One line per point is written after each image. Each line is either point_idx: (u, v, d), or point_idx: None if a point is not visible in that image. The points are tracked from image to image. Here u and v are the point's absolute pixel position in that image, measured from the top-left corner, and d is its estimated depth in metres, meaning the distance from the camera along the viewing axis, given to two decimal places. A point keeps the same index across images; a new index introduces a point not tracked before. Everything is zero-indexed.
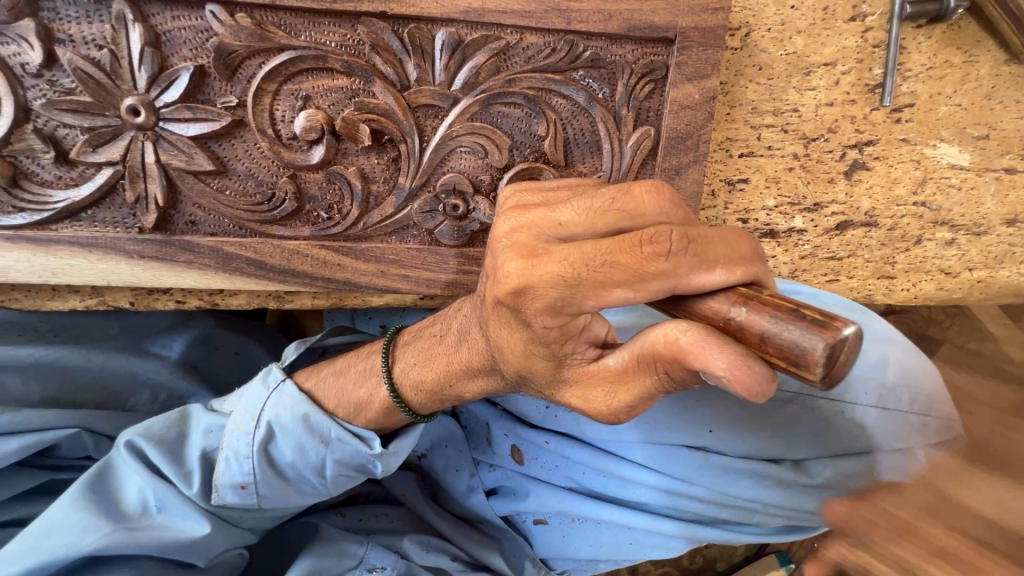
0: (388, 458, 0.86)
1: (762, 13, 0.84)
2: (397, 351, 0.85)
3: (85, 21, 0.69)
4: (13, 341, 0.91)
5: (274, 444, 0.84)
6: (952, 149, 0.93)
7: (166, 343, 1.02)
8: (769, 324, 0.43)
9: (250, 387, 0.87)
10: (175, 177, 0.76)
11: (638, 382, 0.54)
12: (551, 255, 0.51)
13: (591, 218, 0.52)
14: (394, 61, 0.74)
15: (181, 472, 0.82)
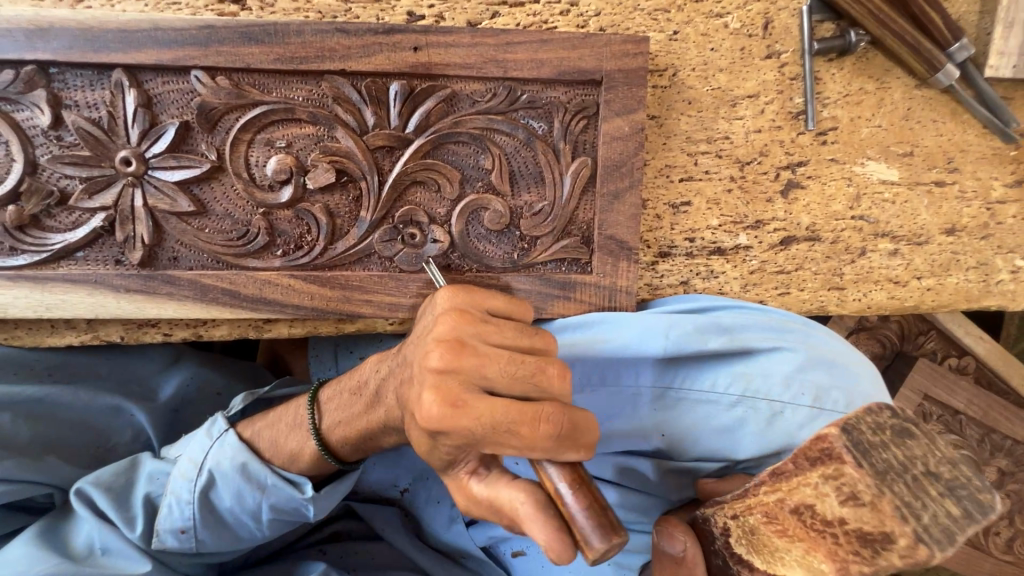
0: (320, 502, 0.92)
1: (685, 55, 0.93)
2: (323, 405, 0.91)
3: (89, 88, 0.81)
4: (10, 379, 0.94)
5: (214, 491, 0.90)
6: (880, 165, 0.99)
7: (159, 383, 1.07)
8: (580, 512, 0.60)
9: (195, 437, 0.94)
10: (160, 219, 0.85)
11: (496, 431, 0.64)
12: (458, 433, 0.64)
13: (493, 393, 0.66)
14: (354, 110, 0.85)
15: (125, 516, 0.90)
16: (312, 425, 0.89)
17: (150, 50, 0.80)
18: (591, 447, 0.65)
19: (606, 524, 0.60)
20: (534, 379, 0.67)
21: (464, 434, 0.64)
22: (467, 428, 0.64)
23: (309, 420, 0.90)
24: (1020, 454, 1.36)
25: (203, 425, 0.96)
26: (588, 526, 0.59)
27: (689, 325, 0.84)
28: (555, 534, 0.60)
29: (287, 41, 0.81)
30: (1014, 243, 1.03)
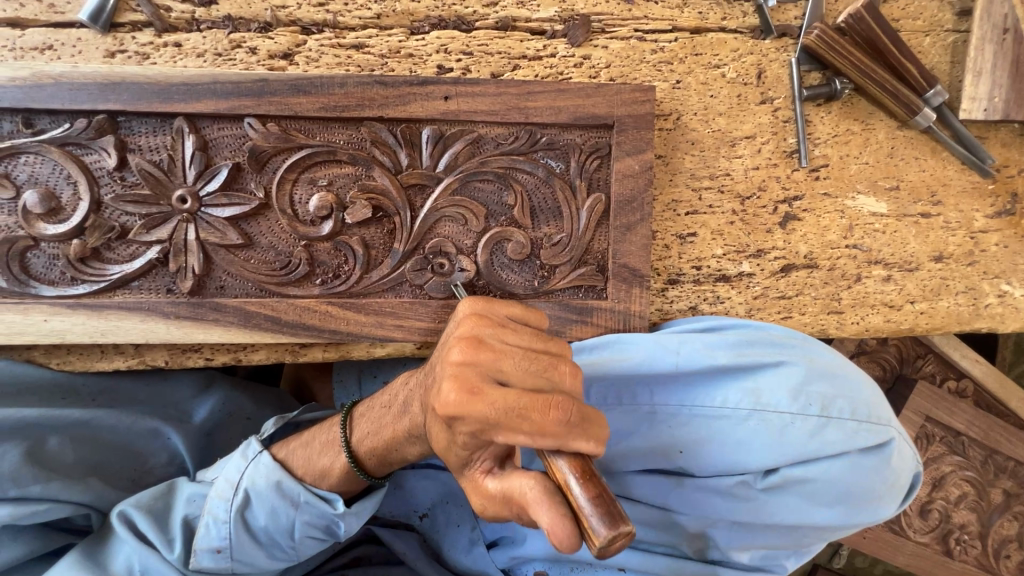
0: (350, 519, 0.97)
1: (688, 102, 1.03)
2: (354, 420, 0.96)
3: (152, 134, 0.90)
4: (59, 404, 1.00)
5: (250, 510, 0.94)
6: (869, 199, 1.08)
7: (193, 408, 1.13)
8: (584, 500, 0.61)
9: (231, 459, 0.98)
10: (211, 252, 0.92)
11: (507, 419, 0.66)
12: (472, 417, 0.67)
13: (507, 382, 0.70)
14: (389, 151, 0.94)
15: (164, 538, 0.93)
16: (343, 438, 0.94)
17: (209, 100, 0.89)
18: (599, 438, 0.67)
19: (613, 512, 0.59)
20: (546, 373, 0.71)
21: (478, 425, 0.67)
22: (481, 416, 0.67)
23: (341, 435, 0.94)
24: (1023, 475, 1.40)
25: (238, 449, 1.01)
26: (593, 513, 0.59)
27: (695, 341, 0.90)
28: (562, 519, 0.60)
29: (332, 92, 0.91)
30: (998, 269, 1.10)
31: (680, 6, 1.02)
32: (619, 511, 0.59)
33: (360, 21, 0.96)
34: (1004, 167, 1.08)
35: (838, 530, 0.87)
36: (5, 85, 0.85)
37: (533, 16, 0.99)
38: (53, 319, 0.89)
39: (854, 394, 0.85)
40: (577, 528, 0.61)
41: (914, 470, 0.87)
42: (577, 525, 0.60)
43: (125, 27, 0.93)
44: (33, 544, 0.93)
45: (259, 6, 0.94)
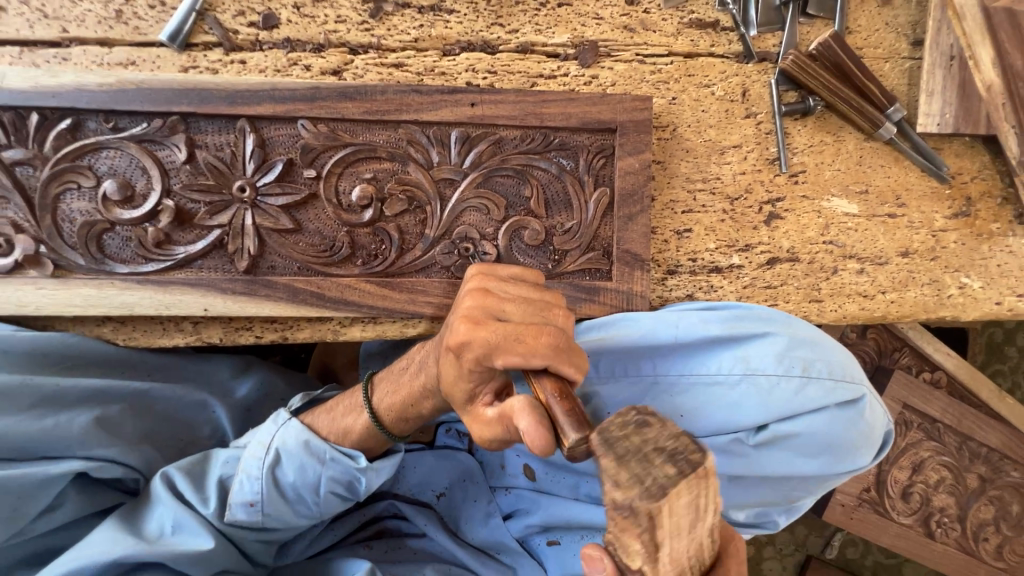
0: (371, 474, 1.05)
1: (682, 115, 1.18)
2: (375, 384, 1.06)
3: (218, 132, 1.03)
4: (120, 376, 1.10)
5: (280, 469, 1.02)
6: (843, 201, 1.22)
7: (234, 385, 1.23)
8: (558, 411, 0.70)
9: (263, 424, 1.06)
10: (264, 235, 1.04)
11: (507, 345, 0.78)
12: (480, 342, 0.79)
13: (506, 319, 0.82)
14: (423, 150, 1.07)
15: (201, 496, 1.00)
16: (365, 397, 1.03)
17: (269, 104, 1.03)
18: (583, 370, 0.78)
19: (581, 419, 0.68)
20: (541, 312, 0.84)
21: (483, 349, 0.79)
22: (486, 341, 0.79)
23: (363, 394, 1.04)
24: (995, 461, 1.51)
25: (269, 417, 1.09)
26: (564, 419, 0.68)
27: (691, 317, 1.03)
28: (538, 425, 0.70)
29: (376, 99, 1.05)
30: (958, 264, 1.24)
31: (674, 34, 1.18)
32: (583, 417, 0.68)
33: (400, 43, 1.12)
34: (959, 174, 1.24)
35: (822, 479, 0.99)
36: (96, 90, 0.99)
37: (549, 41, 1.15)
38: (124, 294, 1.01)
39: (831, 356, 0.97)
40: (553, 437, 0.70)
41: (885, 424, 1.00)
42: (550, 435, 0.70)
43: (199, 46, 1.08)
44: (91, 501, 1.02)
45: (315, 31, 1.10)
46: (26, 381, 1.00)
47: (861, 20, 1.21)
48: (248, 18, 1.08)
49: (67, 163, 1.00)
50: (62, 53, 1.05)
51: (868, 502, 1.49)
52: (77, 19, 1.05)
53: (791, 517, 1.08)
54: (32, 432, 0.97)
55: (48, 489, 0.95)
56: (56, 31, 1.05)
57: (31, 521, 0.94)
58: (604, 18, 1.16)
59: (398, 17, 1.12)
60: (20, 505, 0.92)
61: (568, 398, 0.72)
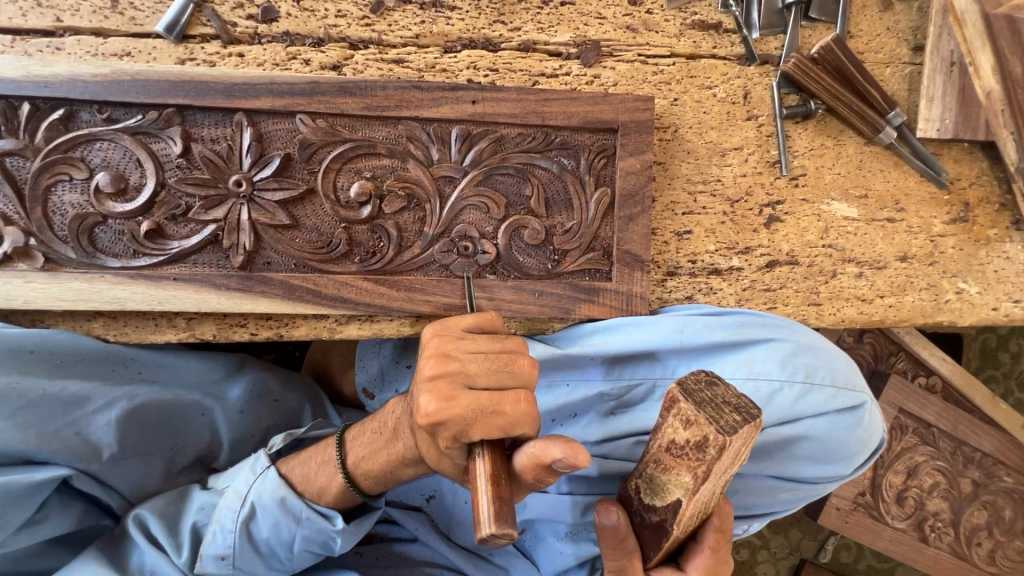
0: (347, 535, 1.02)
1: (683, 116, 1.18)
2: (348, 442, 1.01)
3: (214, 126, 1.02)
4: (110, 378, 1.06)
5: (255, 522, 1.00)
6: (842, 205, 1.22)
7: (227, 388, 1.19)
8: (479, 499, 0.76)
9: (240, 472, 1.03)
10: (261, 231, 1.03)
11: (458, 401, 0.82)
12: (450, 418, 0.81)
13: (476, 390, 0.83)
14: (422, 146, 1.06)
15: (175, 542, 0.99)
16: (339, 459, 0.99)
17: (267, 98, 1.01)
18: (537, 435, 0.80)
19: (498, 514, 0.75)
20: (510, 364, 0.85)
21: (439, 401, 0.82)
22: (440, 395, 0.82)
23: (337, 455, 1.00)
24: (989, 466, 1.51)
25: (247, 461, 1.06)
26: (483, 512, 0.75)
27: (695, 322, 1.03)
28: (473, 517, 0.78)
29: (376, 94, 1.04)
30: (956, 269, 1.24)
31: (676, 35, 1.18)
32: (501, 515, 0.75)
33: (400, 39, 1.11)
34: (957, 180, 1.24)
35: (817, 487, 0.99)
36: (89, 81, 0.97)
37: (551, 39, 1.14)
38: (115, 288, 0.99)
39: (835, 365, 0.97)
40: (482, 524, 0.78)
41: (881, 436, 1.01)
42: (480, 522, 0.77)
43: (196, 38, 1.06)
44: (79, 512, 1.01)
45: (314, 25, 1.09)
46: (11, 384, 0.96)
47: (862, 25, 1.21)
48: (247, 12, 1.07)
49: (59, 155, 0.98)
50: (56, 43, 1.03)
51: (863, 507, 1.49)
52: (71, 9, 1.03)
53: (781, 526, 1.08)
54: (14, 435, 0.94)
55: (32, 498, 0.93)
56: (49, 20, 1.03)
57: (15, 532, 0.92)
58: (606, 18, 1.15)
59: (399, 13, 1.11)
60: (4, 515, 0.90)
61: (499, 484, 0.78)
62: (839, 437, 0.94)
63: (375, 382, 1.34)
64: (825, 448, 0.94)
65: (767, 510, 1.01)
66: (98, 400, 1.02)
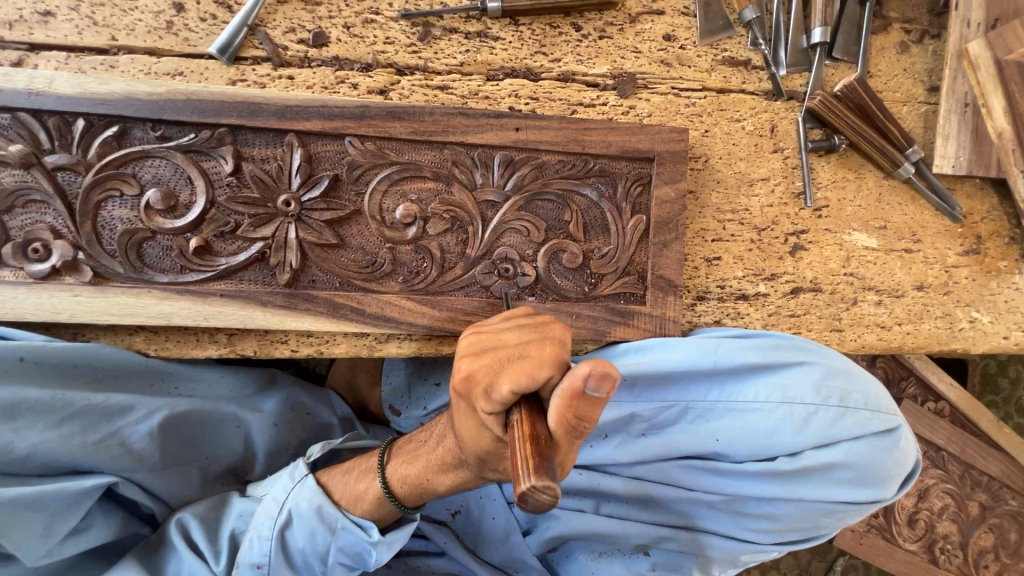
0: (382, 548, 1.00)
1: (714, 147, 1.22)
2: (392, 451, 1.03)
3: (265, 146, 1.04)
4: (149, 389, 1.07)
5: (291, 531, 0.99)
6: (862, 235, 1.27)
7: (261, 401, 1.20)
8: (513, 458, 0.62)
9: (280, 478, 1.03)
10: (307, 250, 1.05)
11: (485, 358, 0.78)
12: (481, 369, 0.76)
13: (505, 347, 0.79)
14: (467, 171, 1.09)
15: (213, 549, 0.98)
16: (380, 463, 0.99)
17: (318, 119, 1.03)
18: (566, 371, 0.67)
19: (536, 466, 0.60)
20: (540, 329, 0.83)
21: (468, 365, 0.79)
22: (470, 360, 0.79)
23: (378, 460, 1.01)
24: (995, 489, 1.56)
25: (287, 468, 1.06)
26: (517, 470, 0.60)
27: (729, 345, 1.06)
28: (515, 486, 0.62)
29: (424, 119, 1.06)
30: (969, 298, 1.30)
31: (708, 70, 1.23)
32: (540, 466, 0.60)
33: (446, 67, 1.14)
34: (970, 214, 1.30)
35: (855, 509, 1.02)
36: (145, 99, 0.98)
37: (589, 71, 1.18)
38: (162, 304, 1.00)
39: (866, 388, 1.01)
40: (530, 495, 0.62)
41: (914, 458, 1.04)
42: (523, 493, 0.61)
43: (247, 60, 1.09)
44: (118, 523, 1.01)
45: (363, 50, 1.12)
46: (57, 396, 0.96)
47: (881, 65, 1.27)
48: (298, 36, 1.10)
49: (111, 170, 0.99)
50: (110, 61, 1.04)
51: (877, 528, 1.53)
52: (126, 28, 1.05)
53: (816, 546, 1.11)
54: (59, 445, 0.94)
55: (78, 508, 0.93)
56: (104, 39, 1.04)
57: (60, 542, 0.91)
58: (642, 52, 1.20)
59: (445, 41, 1.14)
60: (51, 524, 0.90)
61: (531, 437, 0.64)
62: (874, 458, 0.97)
63: (402, 398, 1.35)
64: (862, 470, 0.98)
65: (807, 532, 1.06)
66: (140, 412, 1.01)
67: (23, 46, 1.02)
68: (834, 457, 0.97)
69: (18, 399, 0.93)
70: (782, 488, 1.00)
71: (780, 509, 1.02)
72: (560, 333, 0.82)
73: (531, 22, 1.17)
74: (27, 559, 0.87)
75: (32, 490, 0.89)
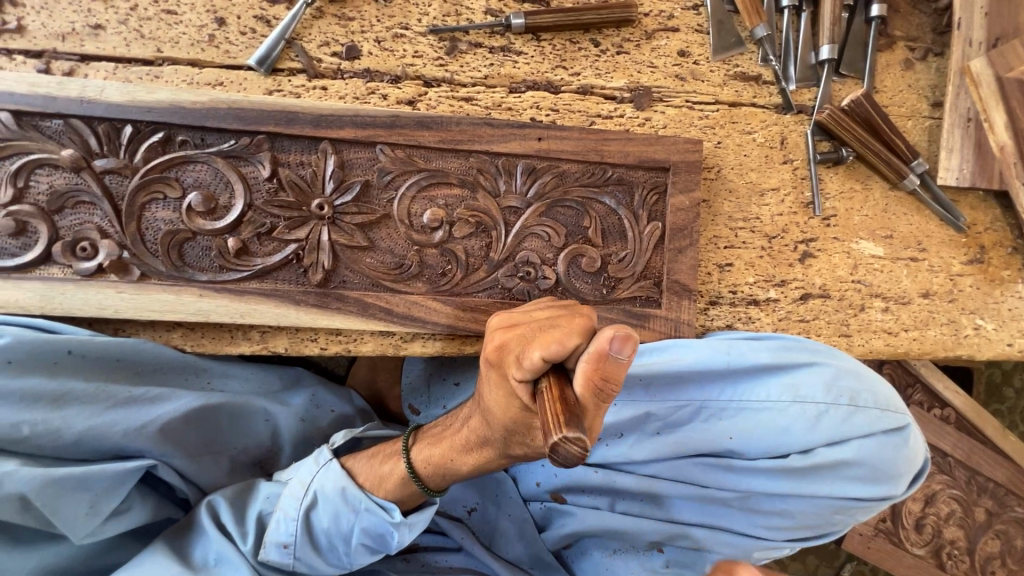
0: (404, 530, 1.04)
1: (726, 158, 1.27)
2: (417, 436, 1.08)
3: (301, 153, 1.09)
4: (186, 383, 1.12)
5: (316, 512, 1.03)
6: (869, 244, 1.31)
7: (289, 397, 1.24)
8: (544, 419, 0.64)
9: (305, 462, 1.08)
10: (339, 251, 1.10)
11: (515, 333, 0.84)
12: (511, 340, 0.82)
13: (535, 322, 0.86)
14: (491, 178, 1.14)
15: (241, 529, 1.02)
16: (405, 445, 1.04)
17: (351, 128, 1.09)
18: (594, 338, 0.68)
19: (567, 423, 0.62)
20: (568, 310, 0.89)
21: (499, 342, 0.85)
22: (503, 337, 0.85)
23: (404, 442, 1.06)
24: (1001, 496, 1.59)
25: (312, 453, 1.11)
26: (550, 428, 0.62)
27: (742, 346, 1.10)
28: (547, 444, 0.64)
29: (451, 128, 1.12)
30: (974, 306, 1.34)
31: (720, 84, 1.28)
32: (570, 423, 0.61)
33: (471, 79, 1.20)
34: (974, 225, 1.35)
35: (865, 506, 1.05)
36: (189, 107, 1.04)
37: (607, 84, 1.24)
38: (201, 300, 1.05)
39: (876, 389, 1.05)
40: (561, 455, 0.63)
41: (923, 456, 1.08)
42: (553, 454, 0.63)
43: (284, 71, 1.14)
44: (154, 504, 1.05)
45: (393, 64, 1.18)
46: (102, 387, 1.01)
47: (887, 81, 1.33)
48: (332, 49, 1.16)
49: (155, 174, 1.04)
50: (154, 71, 1.10)
51: (884, 532, 1.55)
52: (171, 41, 1.11)
53: (826, 542, 1.14)
54: (103, 431, 0.98)
55: (120, 489, 0.97)
56: (150, 51, 1.10)
57: (104, 521, 0.96)
58: (657, 67, 1.26)
59: (470, 55, 1.20)
60: (96, 503, 0.94)
61: (560, 399, 0.66)
62: (884, 456, 1.01)
63: (422, 397, 1.39)
64: (872, 467, 1.01)
65: (820, 529, 1.10)
66: (177, 404, 1.06)
67: (74, 57, 1.08)
68: (845, 455, 1.01)
69: (68, 390, 0.99)
70: (795, 485, 1.04)
71: (794, 505, 1.05)
72: (588, 312, 0.85)
73: (552, 38, 1.23)
74: (74, 535, 0.92)
75: (78, 470, 0.93)
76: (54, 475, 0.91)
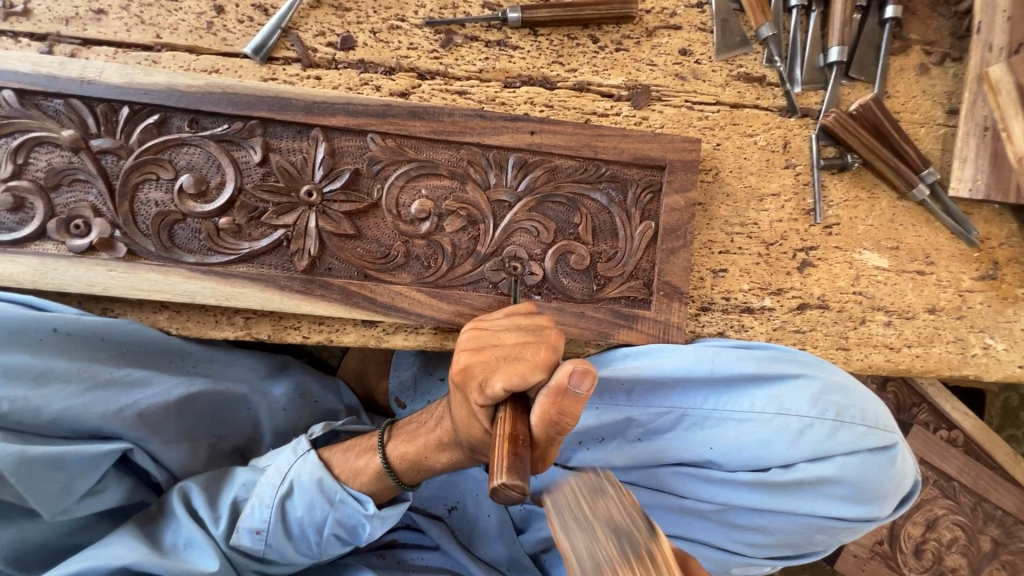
0: (376, 522, 1.04)
1: (725, 161, 1.24)
2: (393, 431, 1.07)
3: (293, 139, 1.09)
4: (171, 365, 1.13)
5: (291, 501, 1.03)
6: (873, 255, 1.26)
7: (274, 385, 1.25)
8: (492, 463, 0.69)
9: (283, 451, 1.07)
10: (325, 239, 1.10)
11: (481, 356, 0.87)
12: (478, 364, 0.86)
13: (502, 345, 0.88)
14: (481, 171, 1.13)
15: (214, 515, 1.02)
16: (381, 441, 1.03)
17: (342, 116, 1.09)
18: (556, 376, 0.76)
19: (510, 472, 0.66)
20: (536, 331, 0.91)
21: (465, 362, 0.88)
22: (470, 355, 0.89)
23: (379, 438, 1.05)
24: (1010, 525, 1.51)
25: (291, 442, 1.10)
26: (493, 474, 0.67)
27: (729, 354, 1.06)
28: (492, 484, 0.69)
29: (442, 120, 1.11)
30: (984, 324, 1.28)
31: (722, 85, 1.25)
32: (514, 473, 0.66)
33: (465, 73, 1.19)
34: (987, 239, 1.28)
35: (849, 527, 1.01)
36: (185, 91, 1.05)
37: (605, 82, 1.22)
38: (188, 282, 1.06)
39: (867, 405, 1.01)
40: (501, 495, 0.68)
41: (914, 478, 1.03)
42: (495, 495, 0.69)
43: (279, 60, 1.15)
44: (129, 487, 1.07)
45: (388, 55, 1.18)
46: (85, 367, 1.03)
47: (899, 86, 1.28)
48: (328, 40, 1.17)
49: (149, 156, 1.06)
50: (153, 57, 1.12)
51: (880, 555, 1.49)
52: (171, 27, 1.13)
53: (807, 563, 1.10)
54: (81, 411, 1.00)
55: (95, 469, 1.00)
56: (150, 36, 1.12)
57: (77, 500, 0.98)
58: (657, 65, 1.23)
59: (466, 49, 1.20)
60: (72, 482, 0.97)
61: (512, 439, 0.73)
62: (869, 475, 0.97)
63: (408, 392, 1.39)
64: (857, 487, 0.97)
65: (801, 548, 1.06)
66: (158, 387, 1.08)
67: (77, 41, 1.10)
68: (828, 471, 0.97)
69: (51, 368, 1.01)
70: (775, 501, 1.00)
71: (772, 522, 1.02)
72: (554, 338, 0.88)
73: (549, 33, 1.21)
74: (46, 513, 0.94)
75: (54, 449, 0.96)
76: (29, 452, 0.94)
